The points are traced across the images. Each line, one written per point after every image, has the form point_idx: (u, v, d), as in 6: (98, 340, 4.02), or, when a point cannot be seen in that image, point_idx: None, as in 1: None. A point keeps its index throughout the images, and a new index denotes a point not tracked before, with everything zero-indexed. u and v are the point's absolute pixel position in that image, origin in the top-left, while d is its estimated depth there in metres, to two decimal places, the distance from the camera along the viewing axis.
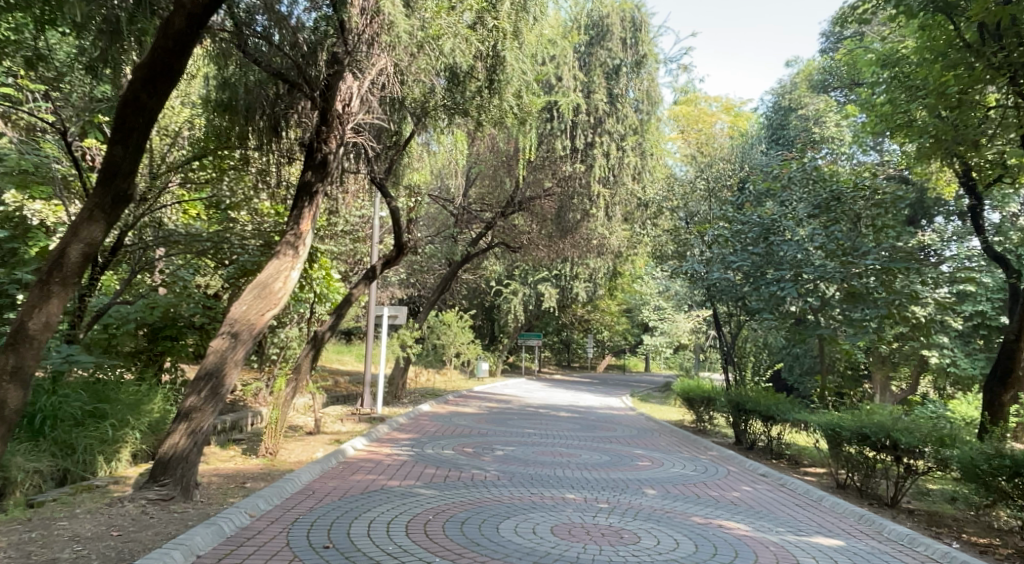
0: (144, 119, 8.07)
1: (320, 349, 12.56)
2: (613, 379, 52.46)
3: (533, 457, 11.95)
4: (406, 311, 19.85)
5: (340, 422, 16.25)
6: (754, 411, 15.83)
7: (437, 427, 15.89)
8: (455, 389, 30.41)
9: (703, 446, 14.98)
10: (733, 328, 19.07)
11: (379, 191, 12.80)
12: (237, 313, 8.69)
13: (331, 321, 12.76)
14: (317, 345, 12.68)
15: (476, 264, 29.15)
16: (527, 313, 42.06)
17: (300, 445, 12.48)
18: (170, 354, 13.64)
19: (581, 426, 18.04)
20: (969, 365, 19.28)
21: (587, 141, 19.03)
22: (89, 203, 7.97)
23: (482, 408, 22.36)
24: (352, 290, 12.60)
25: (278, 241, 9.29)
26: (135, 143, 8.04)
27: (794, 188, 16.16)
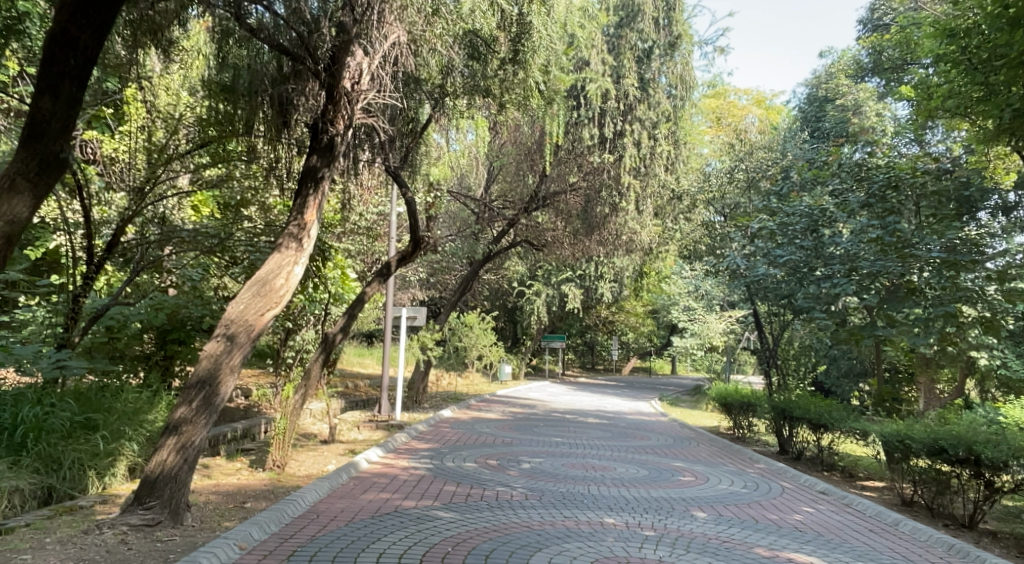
0: (77, 59, 7.06)
1: (332, 352, 11.51)
2: (639, 382, 51.34)
3: (563, 470, 10.96)
4: (426, 311, 18.84)
5: (358, 430, 15.35)
6: (803, 419, 15.15)
7: (459, 436, 14.94)
8: (478, 392, 29.49)
9: (747, 458, 13.95)
10: (775, 329, 17.92)
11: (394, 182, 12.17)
12: (233, 313, 7.73)
13: (344, 320, 11.77)
14: (328, 348, 11.62)
15: (499, 264, 28.19)
16: (551, 314, 41.07)
17: (312, 457, 11.51)
18: (180, 358, 12.81)
19: (613, 433, 17.02)
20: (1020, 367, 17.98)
21: (617, 130, 17.81)
22: (12, 169, 6.86)
23: (506, 414, 21.45)
24: (365, 288, 11.60)
25: (280, 233, 8.32)
26: (67, 92, 7.02)
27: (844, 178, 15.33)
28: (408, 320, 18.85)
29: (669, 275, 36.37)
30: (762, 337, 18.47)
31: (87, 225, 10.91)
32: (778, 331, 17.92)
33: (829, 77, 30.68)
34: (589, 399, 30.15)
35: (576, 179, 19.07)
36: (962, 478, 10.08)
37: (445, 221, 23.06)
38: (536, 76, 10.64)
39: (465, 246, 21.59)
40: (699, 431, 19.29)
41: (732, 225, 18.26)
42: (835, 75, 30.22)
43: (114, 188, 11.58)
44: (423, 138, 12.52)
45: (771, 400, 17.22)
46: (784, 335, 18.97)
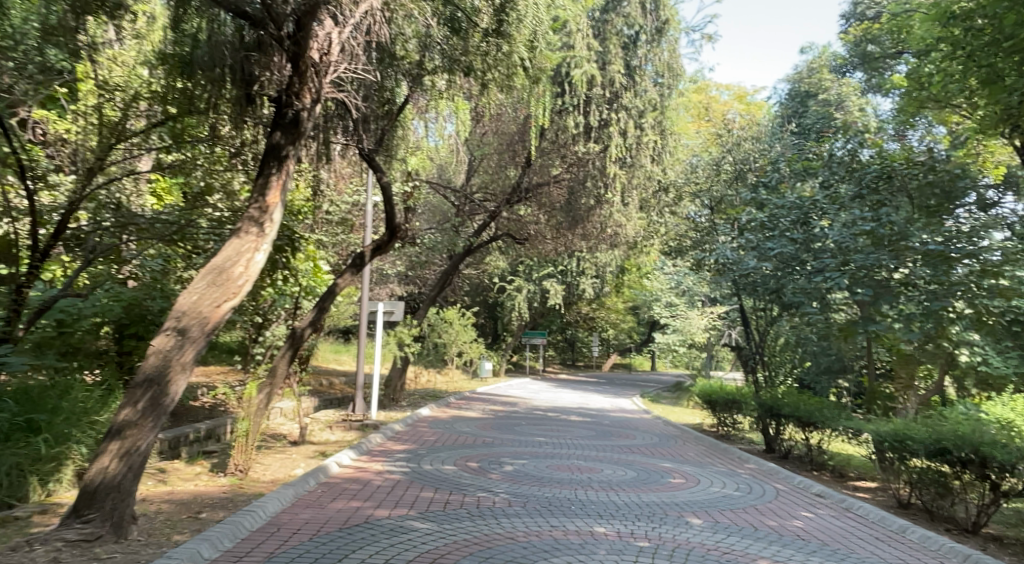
0: None
1: (300, 349, 10.69)
2: (620, 379, 50.84)
3: (547, 473, 10.32)
4: (403, 307, 18.09)
5: (330, 430, 14.60)
6: (791, 416, 14.48)
7: (437, 436, 14.24)
8: (457, 390, 28.82)
9: (737, 458, 13.38)
10: (763, 325, 17.36)
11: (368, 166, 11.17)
12: (185, 305, 7.00)
13: (313, 313, 10.81)
14: (296, 345, 10.74)
15: (479, 259, 27.51)
16: (531, 310, 40.46)
17: (279, 461, 10.78)
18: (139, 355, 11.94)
19: (597, 432, 16.41)
20: (1003, 365, 17.01)
21: (603, 119, 17.22)
22: None
23: (486, 412, 20.77)
24: (336, 280, 10.83)
25: (240, 217, 7.59)
26: None
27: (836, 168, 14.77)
28: (384, 314, 18.10)
29: (651, 270, 35.85)
30: (750, 333, 17.92)
31: (33, 211, 10.12)
32: (767, 327, 17.37)
33: (813, 71, 30.19)
34: (569, 397, 29.54)
35: (560, 171, 18.65)
36: (966, 480, 9.53)
37: (423, 213, 22.31)
38: (521, 50, 9.94)
39: (443, 239, 20.85)
40: (684, 430, 18.73)
41: (719, 217, 17.66)
42: (819, 69, 29.76)
43: (64, 170, 10.85)
44: (399, 120, 11.82)
45: (760, 398, 16.66)
46: (772, 331, 18.43)
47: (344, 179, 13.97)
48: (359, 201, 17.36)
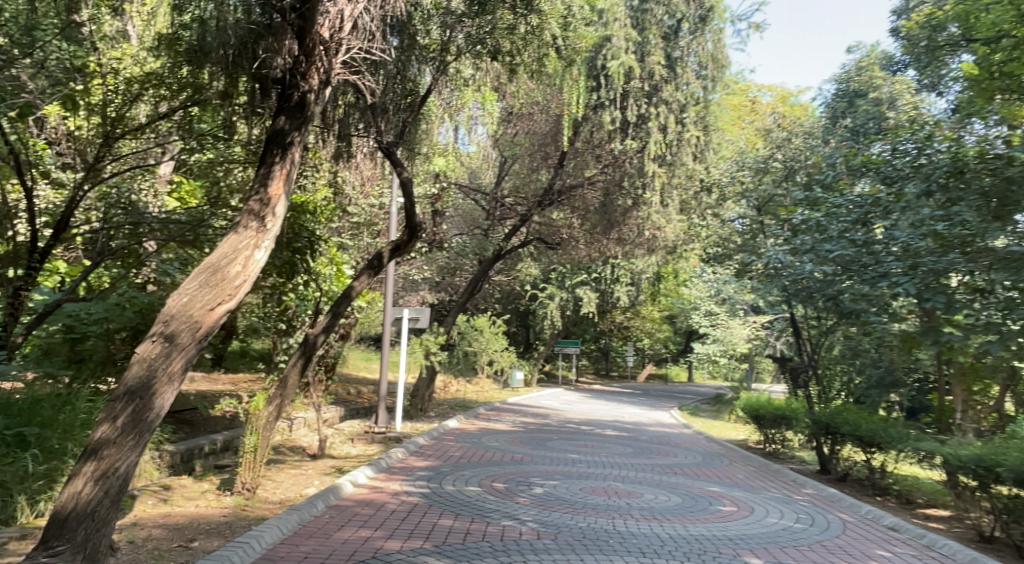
0: None
1: (313, 358, 9.68)
2: (655, 390, 49.53)
3: (582, 498, 9.53)
4: (430, 312, 17.18)
5: (350, 443, 13.83)
6: (851, 436, 13.89)
7: (464, 451, 13.41)
8: (488, 400, 27.99)
9: (795, 482, 12.55)
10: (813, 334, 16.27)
11: (389, 159, 10.19)
12: (176, 307, 6.21)
13: (328, 319, 9.83)
14: (309, 353, 9.70)
15: (511, 264, 26.65)
16: (564, 318, 39.48)
17: (291, 478, 10.00)
18: None
19: (634, 449, 15.45)
20: None
21: (640, 114, 16.28)
22: None
23: (517, 425, 19.87)
24: (352, 282, 9.99)
25: (240, 210, 6.84)
26: None
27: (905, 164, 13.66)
28: (409, 321, 17.27)
29: (689, 278, 34.68)
30: (799, 343, 16.82)
31: (30, 209, 9.57)
32: (817, 336, 16.27)
33: (861, 69, 28.85)
34: (604, 409, 28.56)
35: (594, 173, 17.62)
36: None
37: (452, 218, 21.54)
38: (552, 24, 9.75)
39: (473, 243, 20.05)
40: (727, 447, 17.65)
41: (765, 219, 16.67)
42: (868, 67, 28.45)
43: (69, 166, 10.31)
44: (422, 113, 11.04)
45: (811, 415, 15.55)
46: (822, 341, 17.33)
47: (366, 176, 13.43)
48: (384, 203, 16.63)
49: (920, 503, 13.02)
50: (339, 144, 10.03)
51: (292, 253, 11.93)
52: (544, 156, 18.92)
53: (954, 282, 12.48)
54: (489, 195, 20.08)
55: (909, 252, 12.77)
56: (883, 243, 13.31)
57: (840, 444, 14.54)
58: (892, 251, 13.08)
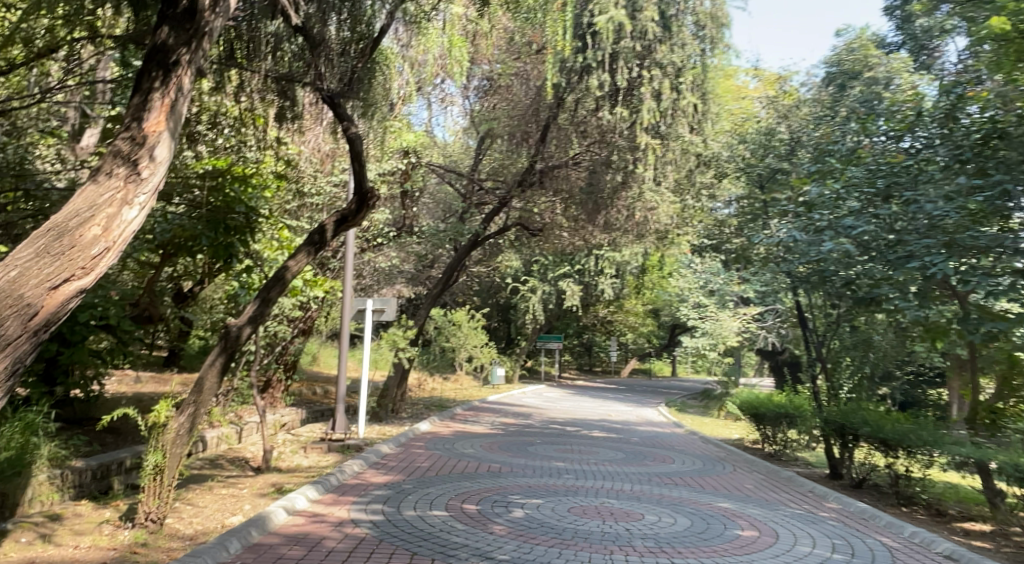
0: None
1: (237, 356, 7.80)
2: (641, 386, 47.89)
3: (570, 523, 7.85)
4: (396, 303, 15.18)
5: (302, 453, 12.01)
6: (872, 439, 12.19)
7: (433, 461, 11.64)
8: (466, 398, 26.19)
9: (817, 494, 10.85)
10: (825, 325, 14.58)
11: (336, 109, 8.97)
12: (4, 282, 4.91)
13: (256, 307, 7.96)
14: (231, 348, 7.81)
15: (490, 254, 24.84)
16: (547, 312, 37.69)
17: (215, 502, 8.21)
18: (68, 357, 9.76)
19: (625, 454, 13.76)
20: None
21: (632, 78, 14.52)
22: None
23: (496, 427, 18.09)
24: (288, 263, 8.13)
25: (105, 152, 5.65)
26: None
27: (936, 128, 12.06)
28: (373, 313, 15.31)
29: (676, 268, 32.95)
30: (807, 335, 15.15)
31: None
32: (830, 327, 14.56)
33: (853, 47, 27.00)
34: (589, 407, 26.88)
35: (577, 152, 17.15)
36: None
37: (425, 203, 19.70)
38: None
39: (449, 229, 18.32)
40: (728, 449, 16.00)
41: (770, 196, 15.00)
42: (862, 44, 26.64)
43: None
44: (379, 58, 9.84)
45: (822, 414, 13.88)
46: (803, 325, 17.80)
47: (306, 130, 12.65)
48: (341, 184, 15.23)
49: (952, 514, 11.28)
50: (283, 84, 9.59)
51: (224, 229, 10.09)
52: (523, 132, 17.28)
53: (994, 262, 10.86)
54: (464, 175, 18.37)
55: (944, 226, 11.14)
56: (911, 218, 11.63)
57: (861, 448, 12.86)
58: (923, 227, 11.41)
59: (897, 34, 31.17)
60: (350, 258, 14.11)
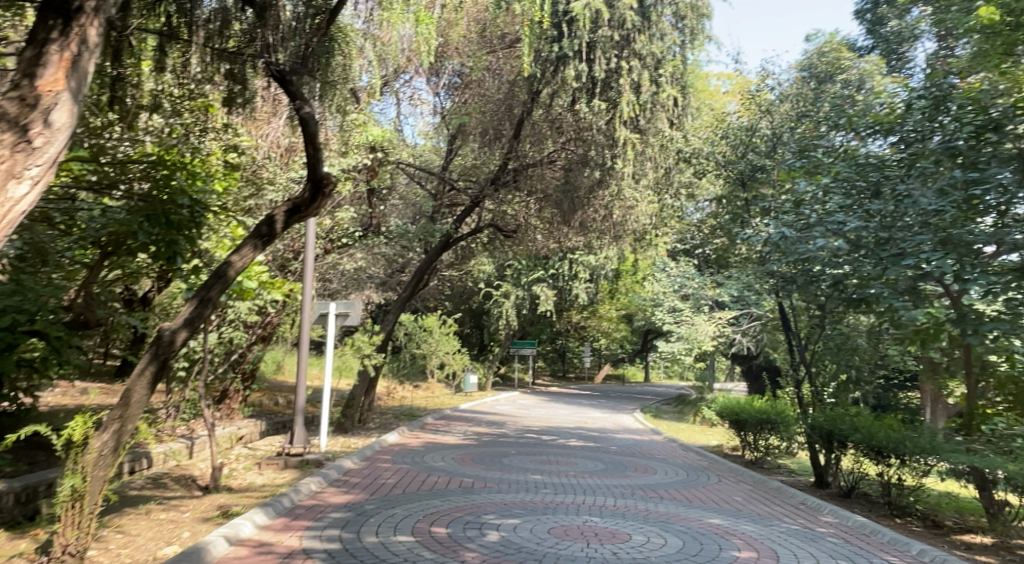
0: None
1: (170, 363, 6.96)
2: (615, 392, 47.30)
3: (550, 548, 7.03)
4: (361, 306, 14.28)
5: (255, 471, 11.12)
6: (864, 446, 11.51)
7: (399, 477, 10.78)
8: (437, 407, 25.33)
9: (812, 507, 10.13)
10: (811, 327, 13.95)
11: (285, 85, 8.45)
12: None
13: (194, 309, 7.08)
14: (163, 354, 6.98)
15: (461, 257, 24.01)
16: (520, 317, 36.91)
17: (148, 531, 7.33)
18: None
19: (605, 464, 12.98)
20: None
21: (610, 70, 13.78)
22: None
23: (467, 436, 17.28)
24: (231, 259, 7.31)
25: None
26: None
27: (926, 119, 11.26)
28: (336, 318, 14.38)
29: (651, 272, 32.32)
30: (791, 338, 14.52)
31: None
32: (816, 330, 13.93)
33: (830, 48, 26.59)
34: (563, 415, 26.14)
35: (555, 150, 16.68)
36: None
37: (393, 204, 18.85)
38: None
39: (418, 230, 17.55)
40: (710, 458, 15.31)
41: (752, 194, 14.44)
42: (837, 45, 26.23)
43: None
44: (336, 36, 9.17)
45: (809, 420, 13.23)
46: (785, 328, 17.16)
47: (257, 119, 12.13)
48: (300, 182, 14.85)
49: (950, 525, 10.59)
50: (231, 66, 8.88)
51: (166, 225, 9.25)
52: (496, 130, 16.72)
53: (992, 260, 10.17)
54: (434, 175, 17.66)
55: (937, 223, 10.35)
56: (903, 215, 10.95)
57: (847, 456, 12.20)
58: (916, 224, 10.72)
59: (868, 37, 30.78)
60: (311, 253, 13.15)
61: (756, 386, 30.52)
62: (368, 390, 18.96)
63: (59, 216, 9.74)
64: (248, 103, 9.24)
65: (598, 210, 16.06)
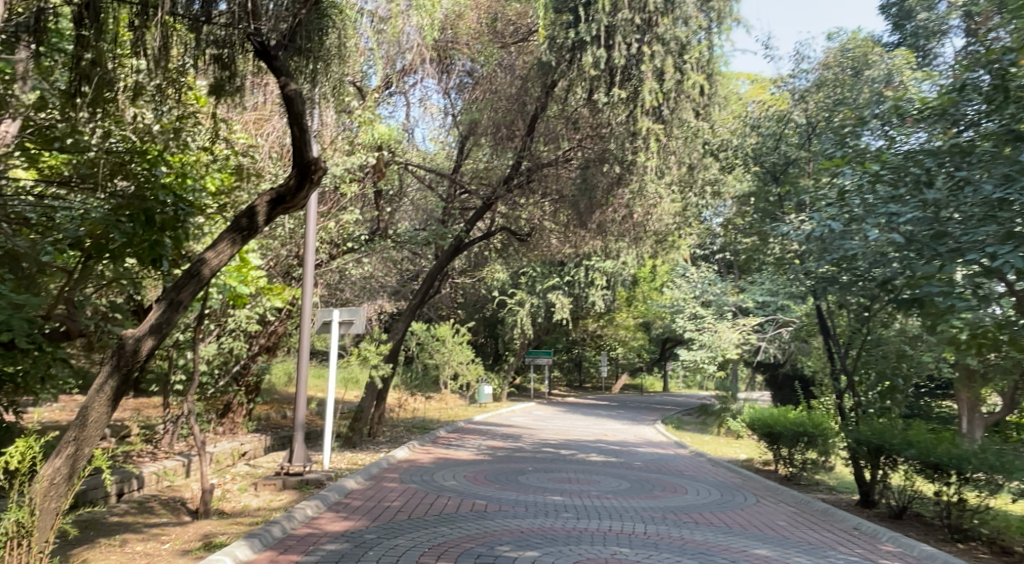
0: None
1: (131, 379, 6.43)
2: (633, 402, 46.18)
3: None
4: (367, 313, 13.33)
5: (251, 493, 10.25)
6: (920, 462, 10.44)
7: (406, 500, 9.85)
8: (451, 419, 24.37)
9: (868, 533, 9.07)
10: (851, 332, 12.90)
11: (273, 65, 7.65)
12: None
13: (161, 314, 6.48)
14: (125, 367, 6.41)
15: (475, 263, 23.12)
16: (536, 326, 35.93)
17: None
18: None
19: (630, 483, 11.98)
20: None
21: (631, 56, 12.89)
22: None
23: (482, 451, 16.31)
24: (201, 262, 6.75)
25: None
26: None
27: (987, 99, 10.01)
28: (340, 326, 13.43)
29: (670, 278, 31.30)
30: (830, 345, 13.47)
31: None
32: (858, 335, 12.87)
33: None
34: (582, 426, 25.15)
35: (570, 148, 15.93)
36: None
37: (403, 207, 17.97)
38: None
39: (428, 233, 16.70)
40: (744, 474, 14.26)
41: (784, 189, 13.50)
42: None
43: None
44: (331, 13, 8.32)
45: (852, 433, 12.18)
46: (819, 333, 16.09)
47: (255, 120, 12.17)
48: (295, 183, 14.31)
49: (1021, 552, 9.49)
50: (219, 50, 8.22)
51: (149, 224, 8.26)
52: (506, 130, 15.93)
53: None
54: (444, 176, 16.86)
55: (1002, 214, 9.24)
56: (962, 206, 9.72)
57: (899, 472, 11.16)
58: (977, 214, 9.52)
59: (894, 33, 29.74)
60: (311, 251, 12.32)
61: (782, 395, 29.37)
62: (377, 402, 18.04)
63: (37, 218, 8.85)
64: (238, 93, 8.47)
65: (619, 210, 15.13)
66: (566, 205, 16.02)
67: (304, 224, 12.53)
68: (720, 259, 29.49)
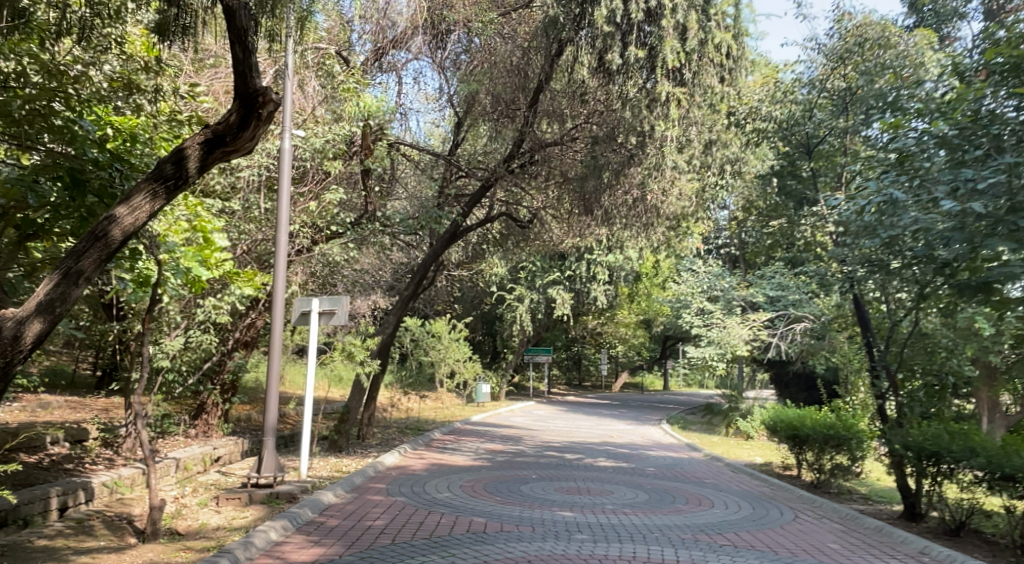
0: None
1: (15, 368, 5.82)
2: (634, 402, 44.81)
3: None
4: (348, 301, 11.88)
5: (211, 509, 8.84)
6: (988, 474, 9.18)
7: (390, 518, 8.45)
8: (447, 419, 22.96)
9: (939, 561, 7.68)
10: (894, 324, 11.50)
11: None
12: None
13: (53, 290, 5.89)
14: (7, 355, 5.74)
15: (473, 254, 21.76)
16: (534, 323, 34.52)
17: None
18: None
19: (649, 493, 10.57)
20: None
21: (650, 9, 11.62)
22: None
23: (480, 456, 14.87)
24: (102, 221, 6.11)
25: None
26: None
27: None
28: (320, 317, 12.00)
29: (676, 271, 29.91)
30: (868, 339, 12.08)
31: None
32: (900, 326, 11.50)
33: None
34: (585, 427, 23.77)
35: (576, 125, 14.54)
36: None
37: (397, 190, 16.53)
38: None
39: (419, 216, 15.28)
40: (770, 482, 12.87)
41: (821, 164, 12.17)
42: None
43: None
44: None
45: (899, 436, 10.80)
46: (848, 326, 14.71)
47: (226, 89, 11.46)
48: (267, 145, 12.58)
49: None
50: None
51: (78, 188, 7.03)
52: (510, 97, 14.29)
53: None
54: (440, 157, 15.49)
55: None
56: None
57: (955, 483, 9.80)
58: None
59: None
60: (284, 229, 10.89)
61: (789, 394, 28.09)
62: (366, 402, 16.64)
63: None
64: (187, 33, 7.19)
65: (630, 190, 13.76)
66: (571, 187, 14.62)
67: (277, 198, 11.09)
68: (726, 252, 28.18)
